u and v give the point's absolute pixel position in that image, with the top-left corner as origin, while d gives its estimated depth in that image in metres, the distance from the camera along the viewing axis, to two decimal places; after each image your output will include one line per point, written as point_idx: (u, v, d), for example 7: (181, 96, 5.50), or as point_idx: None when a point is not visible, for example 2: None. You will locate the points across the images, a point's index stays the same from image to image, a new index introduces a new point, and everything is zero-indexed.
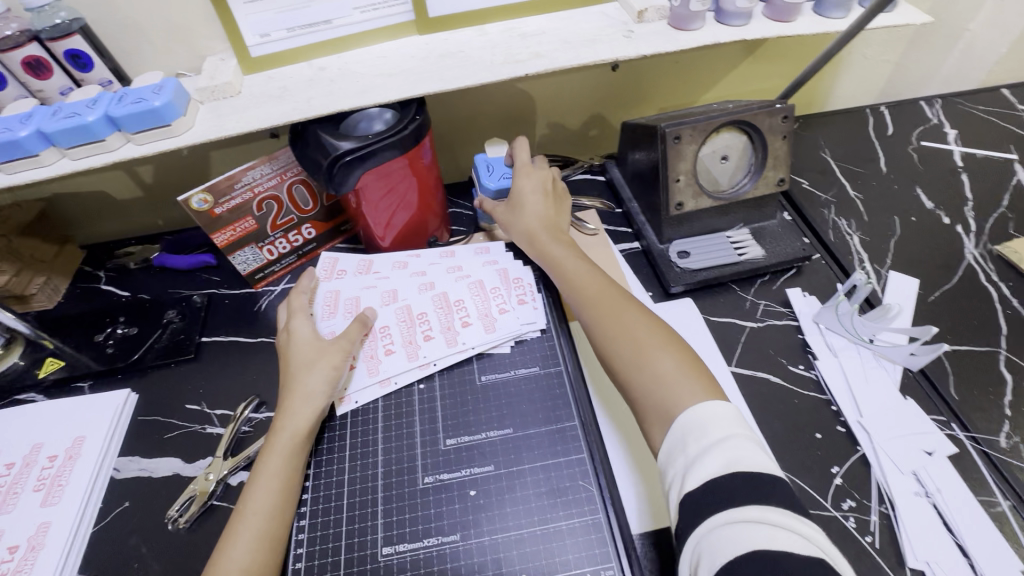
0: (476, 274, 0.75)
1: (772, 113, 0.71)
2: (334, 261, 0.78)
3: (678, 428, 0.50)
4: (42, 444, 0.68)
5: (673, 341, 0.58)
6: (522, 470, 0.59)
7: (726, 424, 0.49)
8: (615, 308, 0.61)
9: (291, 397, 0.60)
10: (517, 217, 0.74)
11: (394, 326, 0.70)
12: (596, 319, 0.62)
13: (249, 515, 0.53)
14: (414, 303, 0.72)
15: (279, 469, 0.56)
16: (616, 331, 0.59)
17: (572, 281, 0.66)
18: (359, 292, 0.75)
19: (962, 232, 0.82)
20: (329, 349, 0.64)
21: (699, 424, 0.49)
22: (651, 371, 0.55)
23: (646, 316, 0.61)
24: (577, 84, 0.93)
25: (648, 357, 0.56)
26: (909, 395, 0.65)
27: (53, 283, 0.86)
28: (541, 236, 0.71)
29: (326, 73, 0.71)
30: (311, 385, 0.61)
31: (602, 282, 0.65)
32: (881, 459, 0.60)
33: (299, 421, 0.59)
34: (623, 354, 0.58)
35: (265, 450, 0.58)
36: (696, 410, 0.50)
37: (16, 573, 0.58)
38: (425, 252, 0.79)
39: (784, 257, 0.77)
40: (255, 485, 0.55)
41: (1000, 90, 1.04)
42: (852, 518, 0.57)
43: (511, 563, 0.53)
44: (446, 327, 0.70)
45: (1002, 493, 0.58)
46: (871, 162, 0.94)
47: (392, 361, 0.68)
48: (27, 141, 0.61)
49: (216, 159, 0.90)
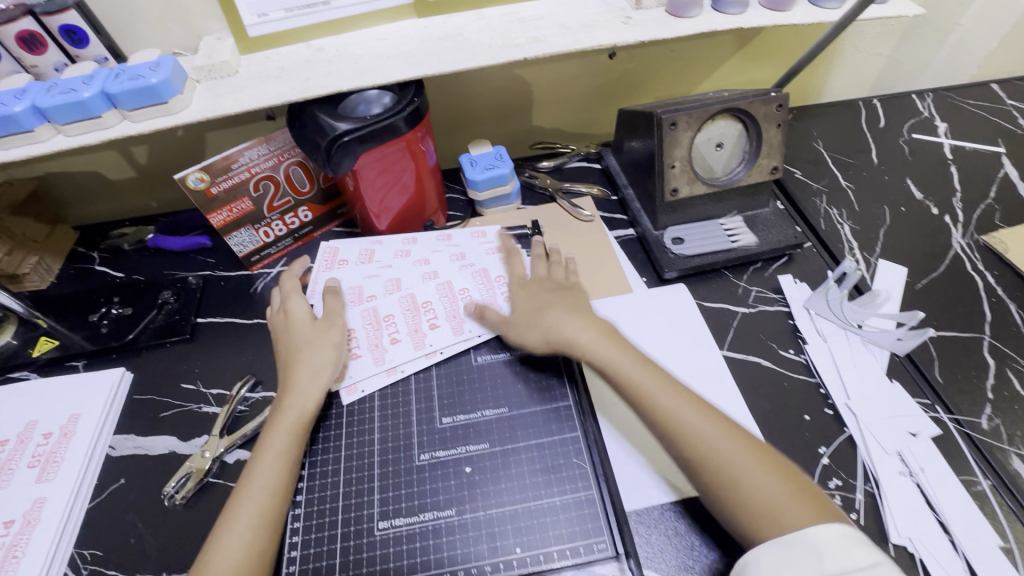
0: (480, 266, 0.76)
1: (767, 102, 0.72)
2: (335, 249, 0.79)
3: (798, 548, 0.46)
4: (36, 422, 0.68)
5: (756, 448, 0.53)
6: (517, 448, 0.60)
7: (852, 547, 0.46)
8: (694, 422, 0.54)
9: (295, 377, 0.61)
10: (549, 312, 0.65)
11: (399, 314, 0.71)
12: (669, 436, 0.54)
13: (253, 492, 0.53)
14: (418, 291, 0.73)
15: (284, 446, 0.57)
16: (701, 450, 0.52)
17: (639, 392, 0.57)
18: (362, 281, 0.75)
19: (950, 222, 0.83)
20: (332, 331, 0.65)
21: (826, 543, 0.46)
22: (747, 496, 0.50)
23: (726, 424, 0.54)
24: (574, 71, 0.93)
25: (745, 483, 0.50)
26: (895, 379, 0.66)
27: (46, 263, 0.86)
28: (584, 335, 0.62)
29: (323, 54, 0.71)
30: (314, 364, 0.62)
31: (667, 386, 0.57)
32: (867, 440, 0.61)
33: (304, 400, 0.60)
34: (714, 478, 0.51)
35: (268, 428, 0.58)
36: (817, 533, 0.47)
37: (11, 548, 0.58)
38: (422, 238, 0.80)
39: (776, 245, 0.78)
40: (260, 460, 0.56)
41: (989, 85, 1.06)
42: (838, 496, 0.58)
43: (505, 537, 0.54)
44: (452, 315, 0.71)
45: (983, 473, 0.59)
46: (863, 153, 0.95)
47: (398, 350, 0.68)
48: (21, 116, 0.61)
49: (211, 140, 0.89)
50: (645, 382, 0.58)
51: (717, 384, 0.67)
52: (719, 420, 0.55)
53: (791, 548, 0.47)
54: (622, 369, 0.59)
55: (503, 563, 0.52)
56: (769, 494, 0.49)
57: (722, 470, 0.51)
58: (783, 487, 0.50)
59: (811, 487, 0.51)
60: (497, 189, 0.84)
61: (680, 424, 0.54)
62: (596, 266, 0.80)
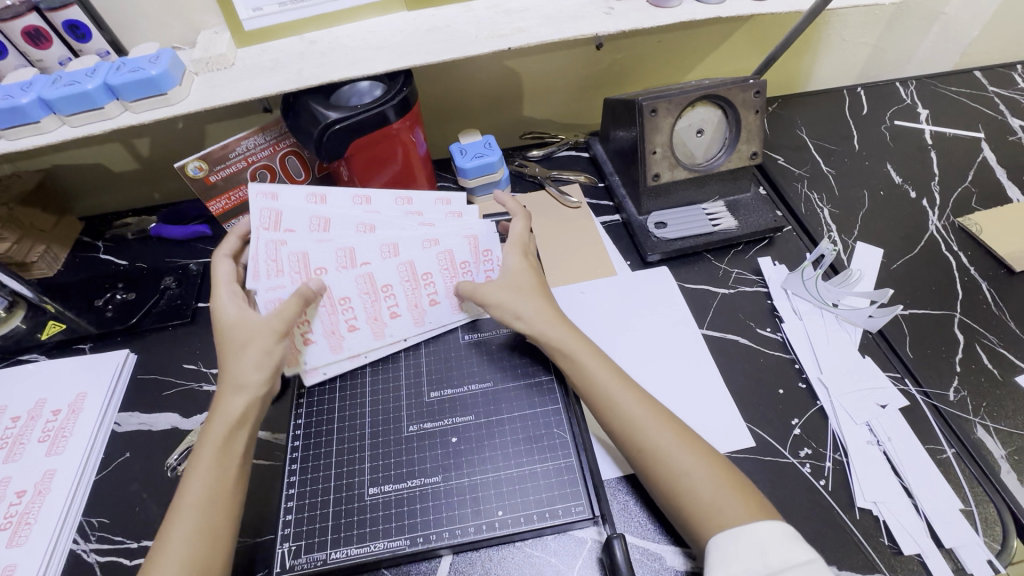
0: (444, 240, 0.68)
1: (746, 88, 0.74)
2: (273, 201, 0.66)
3: (744, 541, 0.47)
4: (46, 400, 0.72)
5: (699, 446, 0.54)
6: (501, 419, 0.63)
7: (792, 543, 0.47)
8: (650, 424, 0.55)
9: (224, 384, 0.59)
10: (518, 296, 0.64)
11: (356, 299, 0.66)
12: (620, 436, 0.56)
13: (185, 507, 0.51)
14: (378, 271, 0.66)
15: (213, 456, 0.54)
16: (647, 451, 0.53)
17: (604, 393, 0.58)
18: (308, 246, 0.65)
19: (927, 206, 0.86)
20: (263, 326, 0.61)
21: (770, 541, 0.47)
22: (694, 492, 0.51)
23: (670, 423, 0.55)
24: (562, 62, 0.95)
25: (692, 480, 0.51)
26: (867, 354, 0.69)
27: (53, 252, 0.89)
28: (558, 330, 0.62)
29: (316, 46, 0.74)
30: (241, 369, 0.59)
31: (633, 393, 0.57)
32: (838, 411, 0.64)
33: (232, 407, 0.57)
34: (654, 472, 0.53)
35: (201, 437, 0.57)
36: (756, 530, 0.48)
37: (24, 515, 0.62)
38: (379, 201, 0.71)
39: (756, 228, 0.80)
40: (193, 472, 0.54)
41: (973, 72, 1.08)
42: (808, 464, 0.61)
43: (488, 501, 0.57)
44: (413, 304, 0.68)
45: (948, 442, 0.62)
46: (845, 140, 0.97)
47: (356, 338, 0.67)
48: (28, 107, 0.64)
49: (211, 132, 0.92)
50: (613, 386, 0.58)
51: (695, 361, 0.70)
52: (671, 424, 0.55)
53: (734, 542, 0.48)
54: (596, 374, 0.59)
55: (486, 525, 0.56)
56: (705, 493, 0.50)
57: (666, 469, 0.52)
58: (717, 484, 0.51)
59: (744, 483, 0.52)
60: (486, 177, 0.87)
61: (625, 423, 0.55)
62: (581, 250, 0.83)
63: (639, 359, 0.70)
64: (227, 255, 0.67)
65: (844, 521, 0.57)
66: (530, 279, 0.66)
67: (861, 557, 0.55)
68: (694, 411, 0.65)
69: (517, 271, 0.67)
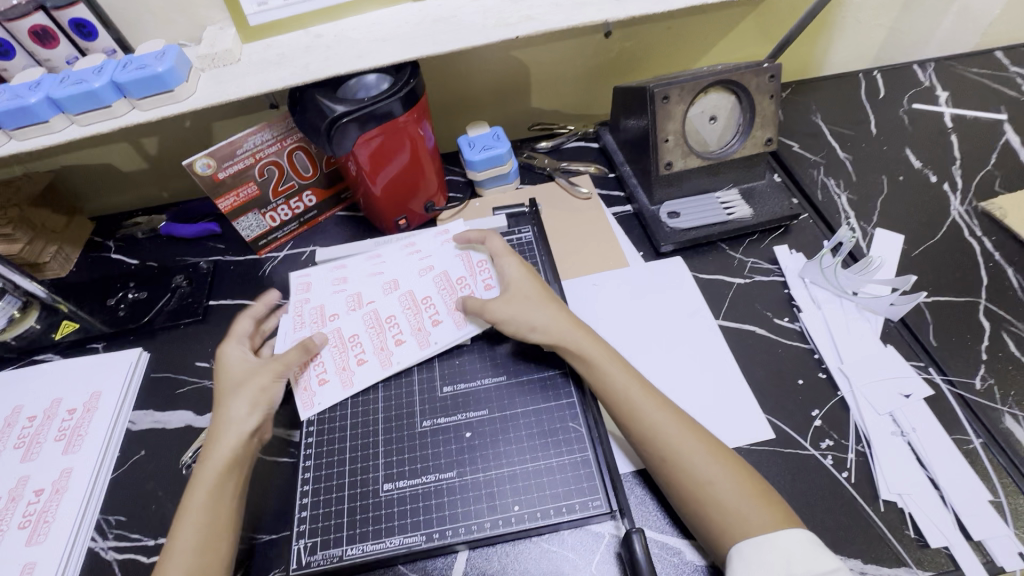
0: (439, 266, 0.73)
1: (760, 73, 0.72)
2: (304, 275, 0.75)
3: (767, 549, 0.47)
4: (61, 399, 0.72)
5: (718, 448, 0.53)
6: (515, 414, 0.62)
7: (815, 551, 0.47)
8: (672, 429, 0.54)
9: (216, 428, 0.58)
10: (532, 304, 0.63)
11: (362, 333, 0.68)
12: (639, 440, 0.54)
13: (178, 552, 0.50)
14: (381, 306, 0.71)
15: (205, 499, 0.53)
16: (670, 458, 0.52)
17: (625, 389, 0.56)
18: (326, 298, 0.72)
19: (948, 190, 0.83)
20: (259, 371, 0.61)
21: (793, 549, 0.47)
22: (717, 498, 0.50)
23: (698, 432, 0.54)
24: (570, 51, 0.94)
25: (714, 488, 0.50)
26: (889, 343, 0.67)
27: (65, 252, 0.89)
28: (574, 335, 0.60)
29: (322, 40, 0.72)
30: (235, 412, 0.59)
31: (653, 399, 0.56)
32: (859, 402, 0.62)
33: (222, 452, 0.56)
34: (675, 476, 0.52)
35: (190, 484, 0.55)
36: (778, 538, 0.47)
37: (43, 513, 0.62)
38: (387, 251, 0.76)
39: (772, 217, 0.78)
40: (184, 519, 0.52)
41: (993, 53, 1.04)
42: (830, 456, 0.60)
43: (503, 496, 0.57)
44: (416, 328, 0.68)
45: (975, 432, 0.60)
46: (861, 125, 0.95)
47: (366, 371, 0.66)
48: (37, 107, 0.64)
49: (218, 130, 0.91)
50: (635, 392, 0.56)
51: (711, 353, 0.69)
52: (693, 430, 0.54)
53: (759, 549, 0.47)
54: (615, 377, 0.57)
55: (502, 520, 0.55)
56: (731, 500, 0.49)
57: (689, 478, 0.51)
58: (741, 490, 0.50)
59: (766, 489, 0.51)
60: (494, 169, 0.85)
61: (645, 424, 0.54)
62: (593, 242, 0.82)
63: (654, 352, 0.69)
64: (252, 315, 0.70)
65: (869, 515, 0.56)
66: (535, 285, 0.66)
67: (886, 551, 0.54)
68: (712, 404, 0.64)
69: (519, 280, 0.66)
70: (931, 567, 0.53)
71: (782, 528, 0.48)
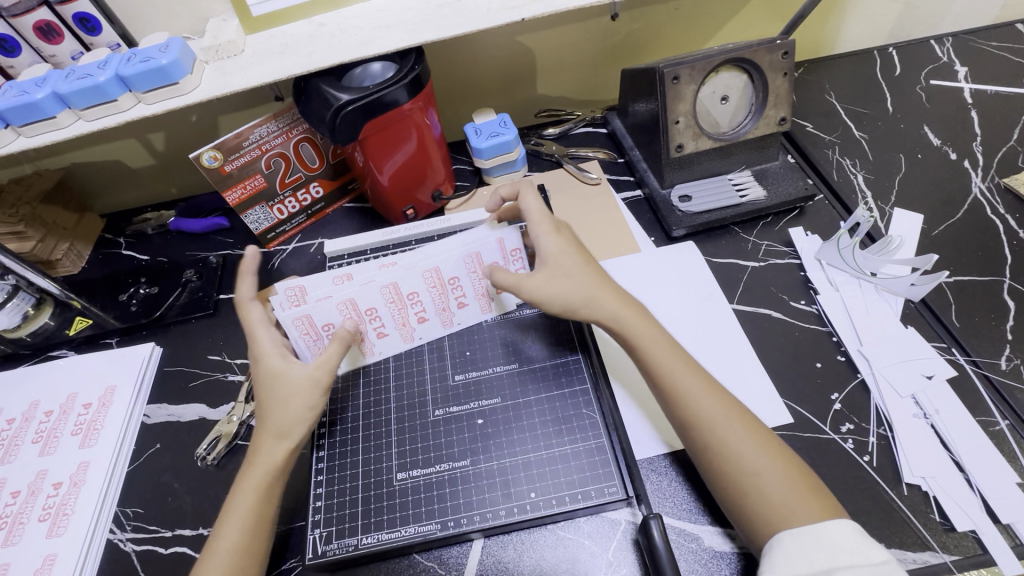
0: (467, 244, 0.63)
1: (773, 49, 0.70)
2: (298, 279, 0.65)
3: (814, 539, 0.45)
4: (76, 394, 0.73)
5: (758, 430, 0.52)
6: (527, 401, 0.62)
7: (863, 543, 0.45)
8: (720, 419, 0.52)
9: (262, 436, 0.55)
10: (572, 281, 0.59)
11: (382, 307, 0.63)
12: (685, 426, 0.53)
13: (222, 552, 0.50)
14: (401, 280, 0.62)
15: (251, 505, 0.53)
16: (717, 447, 0.51)
17: (666, 372, 0.55)
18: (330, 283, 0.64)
19: (969, 167, 0.81)
20: (307, 382, 0.56)
21: (837, 538, 0.45)
22: (763, 488, 0.48)
23: (751, 427, 0.52)
24: (576, 35, 0.92)
25: (759, 479, 0.49)
26: (910, 324, 0.66)
27: (77, 249, 0.90)
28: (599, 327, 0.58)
29: (325, 29, 0.71)
30: (283, 419, 0.55)
31: (704, 384, 0.54)
32: (880, 384, 0.61)
33: (271, 457, 0.54)
34: (723, 468, 0.50)
35: (237, 483, 0.54)
36: (823, 528, 0.46)
37: (61, 506, 0.63)
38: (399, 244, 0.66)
39: (786, 198, 0.77)
40: (226, 521, 0.52)
41: (1014, 26, 1.01)
42: (851, 440, 0.58)
43: (518, 484, 0.56)
44: (441, 308, 0.66)
45: (1001, 413, 0.59)
46: (877, 103, 0.92)
47: (386, 343, 0.66)
48: (43, 103, 0.64)
49: (223, 123, 0.91)
50: (679, 371, 0.55)
51: (726, 336, 0.68)
52: (737, 413, 0.52)
53: (801, 540, 0.46)
54: (661, 362, 0.56)
55: (517, 507, 0.55)
56: (780, 493, 0.48)
57: (737, 466, 0.49)
58: (788, 483, 0.48)
59: (810, 478, 0.50)
60: (502, 156, 0.84)
61: (689, 411, 0.53)
62: (603, 228, 0.81)
63: None
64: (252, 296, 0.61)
65: (891, 498, 0.55)
66: (576, 259, 0.61)
67: (910, 535, 0.53)
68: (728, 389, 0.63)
69: (558, 252, 0.61)
70: (958, 552, 0.51)
71: (828, 517, 0.47)
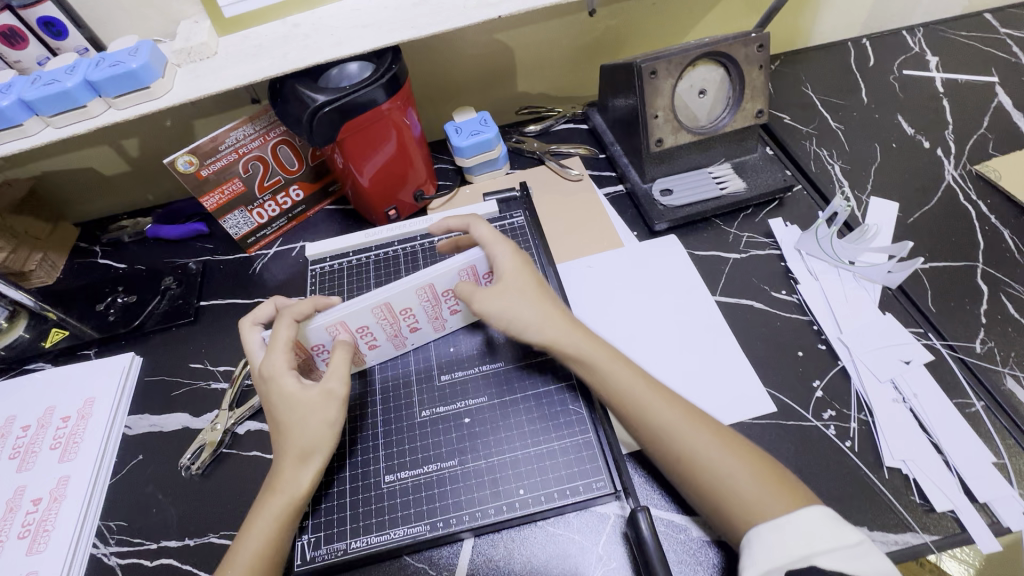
0: (464, 256, 0.61)
1: (748, 42, 0.71)
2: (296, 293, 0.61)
3: (789, 530, 0.46)
4: (54, 407, 0.71)
5: (715, 427, 0.52)
6: (514, 399, 0.62)
7: (837, 526, 0.46)
8: (683, 425, 0.52)
9: (286, 457, 0.53)
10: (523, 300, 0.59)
11: (373, 324, 0.60)
12: (649, 438, 0.53)
13: (239, 565, 0.49)
14: (394, 298, 0.59)
15: (273, 527, 0.51)
16: (686, 458, 0.50)
17: (626, 390, 0.54)
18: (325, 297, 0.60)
19: (942, 155, 0.83)
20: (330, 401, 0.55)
21: (817, 527, 0.46)
22: (736, 492, 0.48)
23: (706, 425, 0.52)
24: (554, 32, 0.92)
25: (735, 488, 0.48)
26: (888, 311, 0.67)
27: (51, 259, 0.88)
28: (578, 332, 0.58)
29: (300, 29, 0.70)
30: (306, 439, 0.54)
31: (663, 395, 0.54)
32: (861, 371, 0.62)
33: (295, 481, 0.53)
34: (688, 476, 0.51)
35: (257, 507, 0.53)
36: (797, 519, 0.46)
37: (41, 522, 0.62)
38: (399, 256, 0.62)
39: (765, 189, 0.77)
40: (245, 540, 0.51)
41: (982, 15, 1.03)
42: (832, 426, 0.59)
43: (507, 482, 0.56)
44: (434, 317, 0.64)
45: (977, 395, 0.60)
46: (852, 94, 0.93)
47: (377, 353, 0.64)
48: (9, 110, 0.62)
49: (199, 128, 0.90)
50: (639, 388, 0.54)
51: (708, 327, 0.68)
52: (697, 419, 0.53)
53: (781, 532, 0.46)
54: (618, 377, 0.55)
55: (506, 505, 0.55)
56: (751, 492, 0.48)
57: (707, 474, 0.50)
58: (761, 481, 0.49)
59: (779, 471, 0.50)
60: (483, 155, 0.84)
61: (650, 423, 0.53)
62: (586, 223, 0.81)
63: (649, 332, 0.69)
64: (255, 321, 0.62)
65: (871, 481, 0.56)
66: (530, 277, 0.61)
67: (890, 517, 0.54)
68: (711, 381, 0.64)
69: (515, 271, 0.60)
70: (936, 531, 0.53)
71: (798, 507, 0.47)
